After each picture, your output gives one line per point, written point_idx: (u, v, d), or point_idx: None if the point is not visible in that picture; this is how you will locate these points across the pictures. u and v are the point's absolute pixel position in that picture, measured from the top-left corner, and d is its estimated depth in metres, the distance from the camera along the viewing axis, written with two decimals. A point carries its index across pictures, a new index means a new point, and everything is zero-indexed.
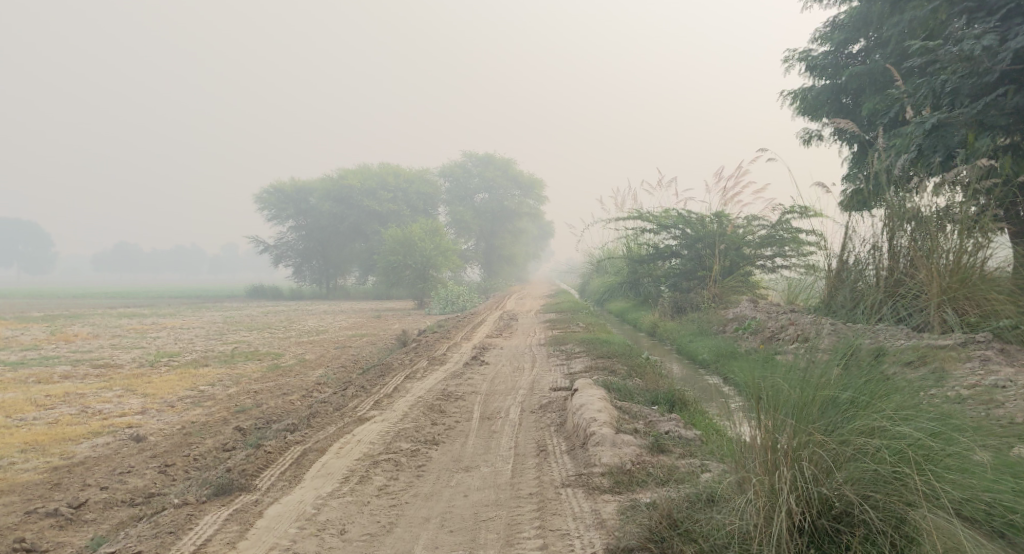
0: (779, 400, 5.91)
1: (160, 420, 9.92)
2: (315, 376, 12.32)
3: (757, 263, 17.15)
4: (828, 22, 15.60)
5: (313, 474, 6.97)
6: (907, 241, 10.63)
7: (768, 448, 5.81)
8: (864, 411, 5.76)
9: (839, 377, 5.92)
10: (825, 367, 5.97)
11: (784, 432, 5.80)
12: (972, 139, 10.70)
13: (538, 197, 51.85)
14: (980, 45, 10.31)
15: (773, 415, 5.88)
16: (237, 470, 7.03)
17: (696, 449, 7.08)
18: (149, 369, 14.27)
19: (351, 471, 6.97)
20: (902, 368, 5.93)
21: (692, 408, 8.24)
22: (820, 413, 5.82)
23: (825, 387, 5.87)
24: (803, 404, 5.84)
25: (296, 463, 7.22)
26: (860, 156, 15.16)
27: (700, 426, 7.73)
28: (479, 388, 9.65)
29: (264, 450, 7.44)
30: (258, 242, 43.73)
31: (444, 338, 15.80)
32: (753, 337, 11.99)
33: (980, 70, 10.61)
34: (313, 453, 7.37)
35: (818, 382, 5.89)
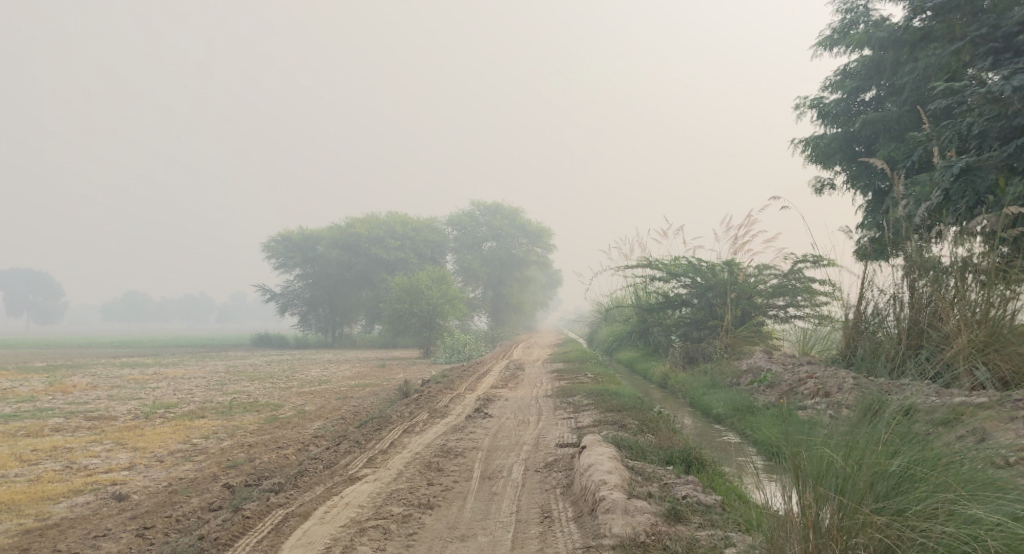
0: (821, 469, 5.66)
1: (146, 477, 9.41)
2: (313, 428, 11.80)
3: (769, 313, 16.67)
4: (839, 70, 15.39)
5: (291, 544, 6.42)
6: (927, 291, 10.25)
7: (811, 527, 5.57)
8: (923, 486, 5.54)
9: (891, 446, 5.69)
10: (872, 431, 5.74)
11: (827, 508, 5.58)
12: (1004, 182, 10.30)
13: (546, 245, 51.62)
14: (1009, 85, 10.05)
15: (816, 488, 5.62)
16: (209, 539, 6.51)
17: (718, 519, 6.53)
18: (143, 421, 13.77)
19: (334, 541, 6.42)
20: (937, 429, 5.75)
21: (711, 471, 7.68)
22: (871, 486, 5.57)
23: (872, 454, 5.63)
24: (849, 475, 5.59)
25: (275, 529, 6.70)
26: (876, 204, 14.74)
27: (721, 492, 7.18)
28: (481, 443, 9.12)
29: (241, 515, 6.91)
30: (265, 290, 43.40)
31: (447, 388, 15.28)
32: (768, 391, 11.43)
33: (1009, 112, 10.34)
34: (294, 519, 6.83)
35: (864, 448, 5.65)
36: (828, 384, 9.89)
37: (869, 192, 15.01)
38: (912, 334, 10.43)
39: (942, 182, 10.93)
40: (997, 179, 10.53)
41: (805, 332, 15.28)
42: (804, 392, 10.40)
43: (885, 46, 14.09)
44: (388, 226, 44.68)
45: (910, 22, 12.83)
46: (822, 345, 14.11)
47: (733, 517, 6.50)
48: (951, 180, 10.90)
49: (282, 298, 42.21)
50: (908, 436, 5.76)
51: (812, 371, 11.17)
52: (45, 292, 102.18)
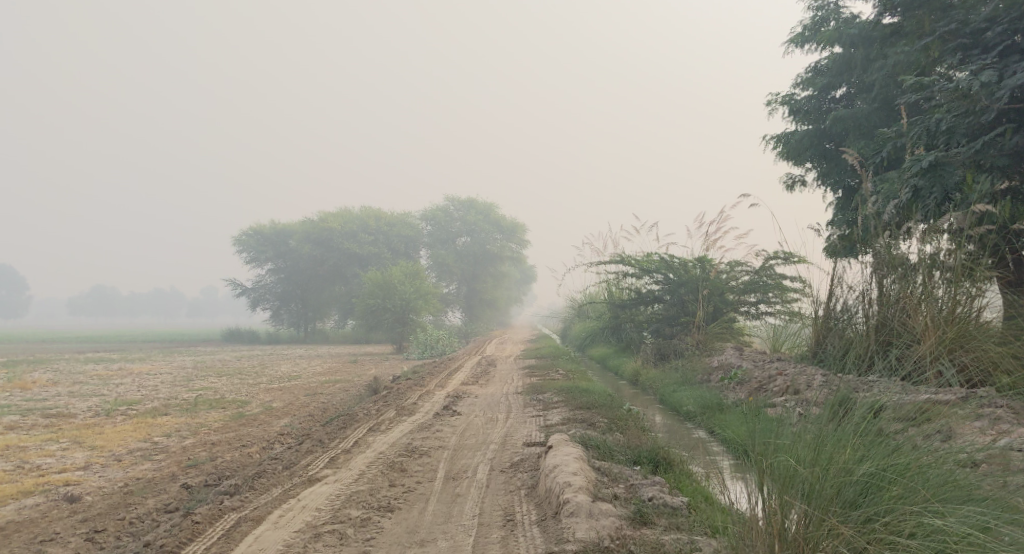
0: (788, 475, 5.61)
1: (101, 477, 9.13)
2: (279, 426, 11.55)
3: (741, 309, 16.73)
4: (810, 67, 15.40)
5: (241, 551, 6.22)
6: (890, 289, 10.29)
7: (777, 535, 5.53)
8: (891, 492, 5.46)
9: (859, 450, 5.62)
10: (841, 434, 5.68)
11: (793, 514, 5.54)
12: (971, 178, 10.25)
13: (521, 241, 51.56)
14: (978, 81, 10.01)
15: (782, 495, 5.57)
16: (156, 546, 6.30)
17: (684, 522, 6.43)
18: (104, 418, 13.42)
19: (287, 547, 6.22)
20: (903, 428, 5.71)
21: (679, 471, 7.56)
22: (837, 491, 5.51)
23: (840, 459, 5.57)
24: (816, 481, 5.53)
25: (226, 535, 6.48)
26: (846, 201, 14.77)
27: (688, 493, 7.08)
28: (447, 442, 8.95)
29: (191, 521, 6.70)
30: (234, 284, 42.82)
31: (416, 385, 15.09)
32: (738, 388, 11.38)
33: (977, 109, 10.34)
34: (247, 524, 6.62)
35: (832, 451, 5.60)
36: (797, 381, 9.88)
37: (839, 188, 15.02)
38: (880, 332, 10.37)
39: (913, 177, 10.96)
40: (964, 175, 10.51)
41: (776, 328, 15.36)
42: (773, 389, 10.36)
43: (856, 43, 14.08)
44: (361, 221, 44.34)
45: (881, 18, 12.82)
46: (792, 342, 14.18)
47: (699, 520, 6.40)
48: (921, 176, 10.86)
49: (253, 292, 41.72)
50: (879, 438, 5.68)
51: (782, 368, 11.13)
52: (11, 287, 100.24)
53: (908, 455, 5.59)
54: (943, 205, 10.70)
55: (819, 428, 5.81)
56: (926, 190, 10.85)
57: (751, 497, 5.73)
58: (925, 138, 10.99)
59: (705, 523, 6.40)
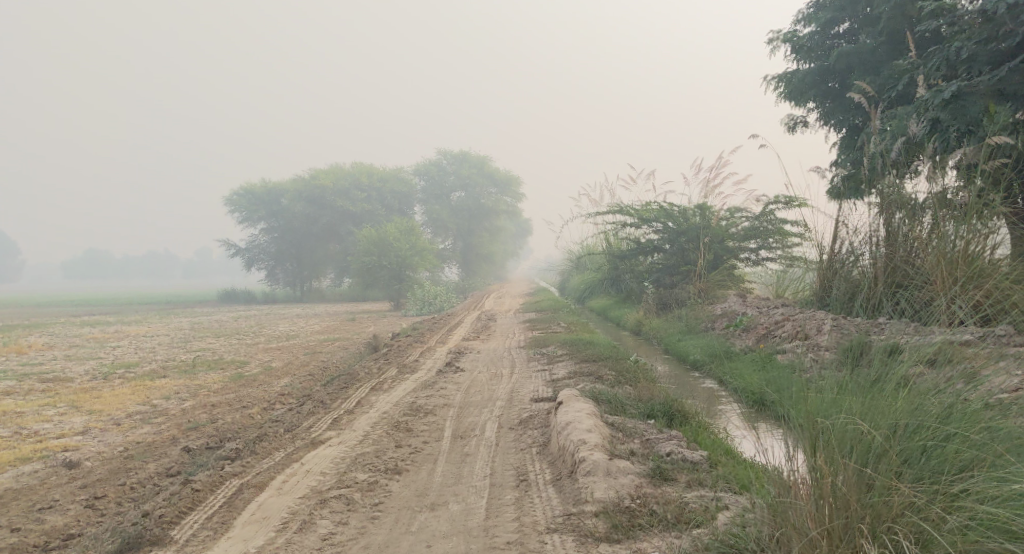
0: (838, 436, 5.29)
1: (100, 442, 8.93)
2: (280, 386, 11.34)
3: (742, 256, 16.50)
4: (813, 2, 14.88)
5: (244, 520, 6.04)
6: (902, 229, 10.12)
7: (827, 497, 5.13)
8: (947, 445, 5.25)
9: (907, 402, 5.38)
10: (888, 387, 5.46)
11: (843, 475, 5.15)
12: (993, 108, 9.85)
13: (515, 194, 51.10)
14: (1005, 3, 9.63)
15: (831, 454, 5.22)
16: (154, 516, 6.11)
17: (706, 478, 6.28)
18: (100, 382, 13.21)
19: (292, 515, 6.04)
20: (924, 369, 5.57)
21: (694, 424, 7.38)
22: (892, 448, 5.22)
23: (892, 413, 5.33)
24: (871, 441, 5.23)
25: (227, 503, 6.31)
26: (850, 141, 14.45)
27: (706, 446, 6.90)
28: (452, 400, 8.75)
29: (190, 489, 6.52)
30: (228, 245, 42.37)
31: (416, 341, 14.87)
32: (745, 335, 11.18)
33: (1001, 34, 9.94)
34: (248, 492, 6.43)
35: (883, 407, 5.37)
36: (806, 325, 9.72)
37: (843, 128, 14.67)
38: (890, 273, 10.24)
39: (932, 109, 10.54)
40: (986, 106, 10.11)
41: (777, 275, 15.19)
42: (782, 334, 10.15)
43: None
44: (355, 176, 43.70)
45: None
46: (795, 287, 14.06)
47: (723, 477, 6.25)
48: (940, 109, 10.46)
49: (248, 252, 41.32)
50: (928, 392, 5.44)
51: (789, 313, 10.88)
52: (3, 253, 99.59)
53: (962, 409, 5.38)
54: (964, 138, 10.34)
55: (860, 388, 5.56)
56: (946, 123, 10.45)
57: (793, 455, 5.36)
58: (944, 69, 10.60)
59: (729, 478, 6.26)
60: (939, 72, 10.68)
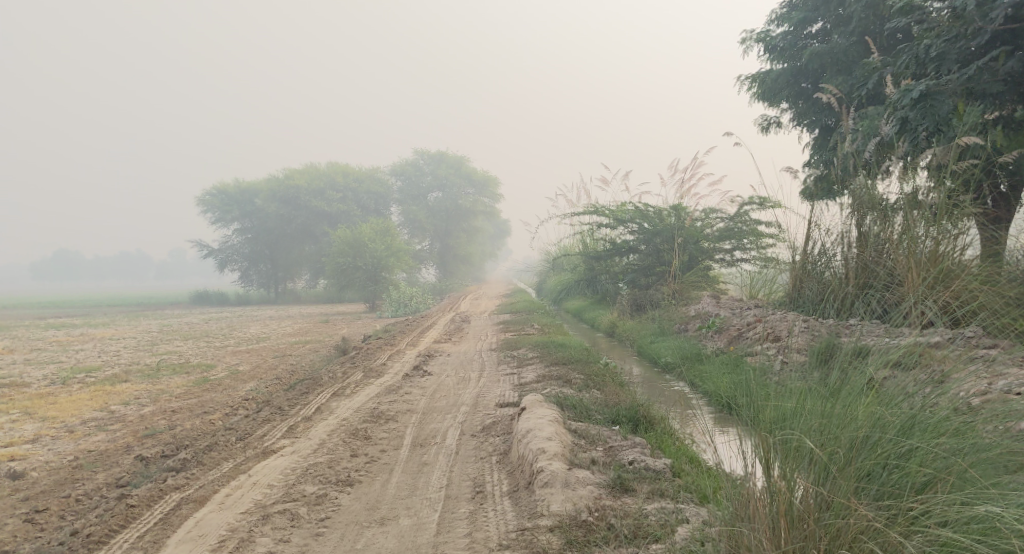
0: (795, 450, 5.15)
1: (50, 450, 8.60)
2: (244, 391, 11.02)
3: (716, 257, 16.40)
4: (785, 2, 14.78)
5: (179, 538, 5.77)
6: (874, 231, 10.01)
7: (782, 516, 5.00)
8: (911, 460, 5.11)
9: (868, 414, 5.23)
10: (851, 396, 5.34)
11: (800, 492, 5.04)
12: (961, 107, 9.70)
13: (492, 195, 50.88)
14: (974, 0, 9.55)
15: (787, 470, 5.09)
16: (85, 535, 5.82)
17: (669, 488, 6.11)
18: (60, 387, 12.82)
19: (230, 533, 5.77)
20: (894, 373, 5.49)
21: (660, 431, 7.19)
22: (850, 463, 5.07)
23: (853, 426, 5.18)
24: (829, 456, 5.09)
25: (164, 520, 6.03)
26: (822, 141, 14.38)
27: (672, 454, 6.74)
28: (416, 405, 8.49)
29: (126, 505, 6.24)
30: (201, 245, 41.79)
31: (386, 344, 14.59)
32: (717, 336, 11.02)
33: (970, 32, 9.86)
34: (188, 507, 6.16)
35: (843, 417, 5.23)
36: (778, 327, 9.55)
37: (815, 128, 14.58)
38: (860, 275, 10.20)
39: (902, 108, 10.41)
40: (955, 105, 9.95)
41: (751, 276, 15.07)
42: (754, 336, 9.98)
43: None
44: (329, 177, 43.19)
45: None
46: (768, 288, 13.99)
47: (685, 486, 6.10)
48: (911, 107, 10.35)
49: (220, 254, 40.69)
50: (893, 400, 5.34)
51: (761, 314, 10.75)
52: None
53: (928, 419, 5.25)
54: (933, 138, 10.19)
55: (823, 396, 5.44)
56: (915, 122, 10.30)
57: (750, 470, 5.22)
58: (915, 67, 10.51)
59: (690, 489, 6.10)
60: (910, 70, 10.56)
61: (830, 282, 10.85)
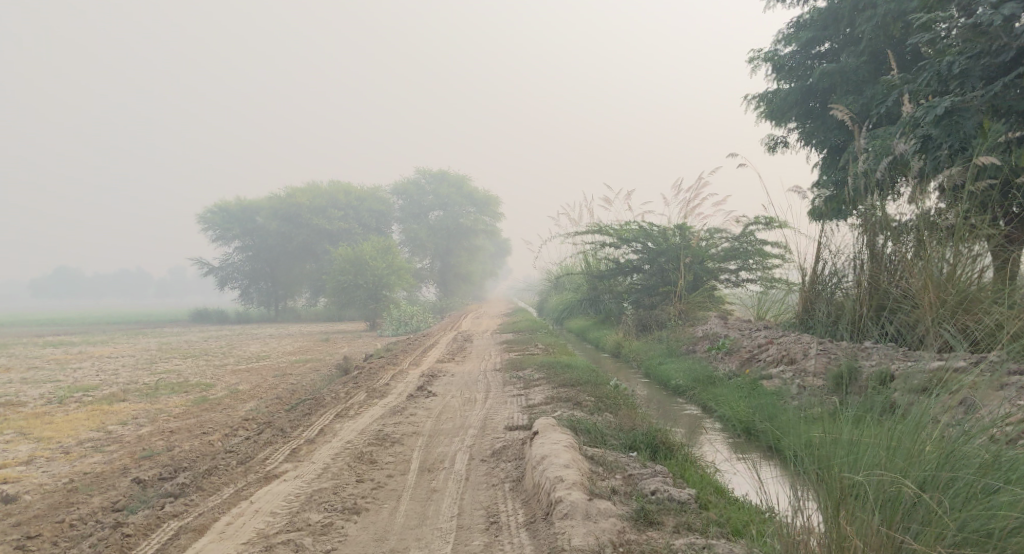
0: (862, 489, 5.13)
1: (45, 473, 8.36)
2: (243, 411, 10.78)
3: (721, 277, 16.21)
4: (793, 22, 14.69)
5: None
6: (890, 252, 9.76)
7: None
8: (988, 501, 5.02)
9: (938, 449, 5.13)
10: (916, 427, 5.21)
11: (866, 536, 5.02)
12: (988, 124, 9.57)
13: (493, 214, 50.81)
14: (1000, 16, 9.40)
15: (851, 513, 5.08)
16: None
17: (695, 521, 5.88)
18: (56, 406, 12.57)
19: None
20: (939, 408, 5.25)
21: (681, 457, 6.98)
22: (922, 502, 5.03)
23: (923, 463, 5.10)
24: (899, 495, 5.06)
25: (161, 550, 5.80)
26: (832, 161, 14.23)
27: (695, 484, 6.51)
28: (421, 428, 8.26)
29: (121, 534, 6.01)
30: (201, 263, 41.61)
31: (388, 363, 14.36)
32: (727, 358, 10.79)
33: (994, 48, 9.71)
34: (187, 536, 5.93)
35: (912, 450, 5.16)
36: (793, 349, 9.30)
37: (825, 148, 14.42)
38: (875, 296, 9.99)
39: (924, 125, 10.28)
40: (979, 122, 9.83)
41: (758, 297, 14.86)
42: (766, 358, 9.74)
43: None
44: (331, 195, 43.15)
45: None
46: (776, 309, 13.78)
47: (714, 520, 5.89)
48: (933, 125, 10.18)
49: (220, 272, 40.48)
50: (967, 436, 5.16)
51: (772, 336, 10.52)
52: None
53: (1005, 458, 5.14)
54: (957, 155, 10.10)
55: (888, 426, 5.33)
56: (938, 139, 10.21)
57: (806, 508, 5.24)
58: (936, 84, 10.34)
59: (721, 522, 5.90)
60: (930, 87, 10.40)
61: (842, 304, 10.63)
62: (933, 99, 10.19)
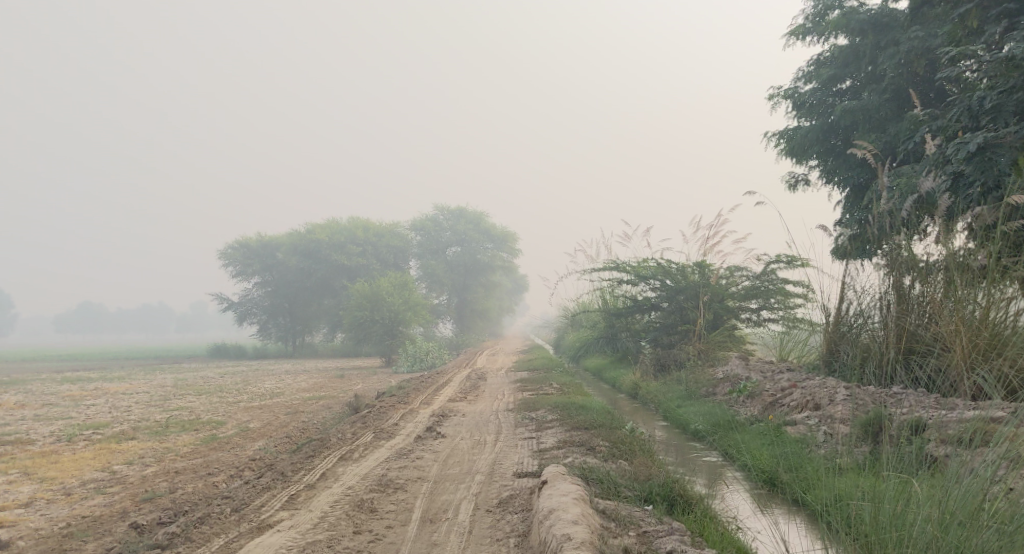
0: None
1: (43, 515, 8.13)
2: (251, 451, 10.52)
3: (742, 316, 15.82)
4: (813, 60, 14.51)
5: None
6: (918, 294, 9.41)
7: None
8: None
9: (986, 526, 5.28)
10: (967, 502, 5.31)
11: None
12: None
13: (511, 250, 50.74)
14: None
15: None
16: None
17: None
18: (65, 444, 12.38)
19: None
20: (992, 469, 5.37)
21: (699, 511, 6.64)
22: None
23: (973, 540, 5.25)
24: None
25: None
26: (855, 199, 13.89)
27: (715, 543, 6.16)
28: (427, 473, 7.94)
29: None
30: (221, 299, 41.67)
31: (400, 402, 14.08)
32: (749, 401, 10.40)
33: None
34: None
35: (963, 529, 5.27)
36: (817, 394, 8.93)
37: (847, 186, 14.09)
38: (902, 339, 9.59)
39: (955, 162, 9.98)
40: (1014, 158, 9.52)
41: (780, 337, 14.46)
42: (789, 403, 9.34)
43: (865, 30, 13.12)
44: (350, 232, 43.32)
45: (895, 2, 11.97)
46: (799, 350, 13.36)
47: None
48: (965, 162, 9.87)
49: (239, 307, 40.52)
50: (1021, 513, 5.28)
51: (796, 379, 10.12)
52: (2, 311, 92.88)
53: None
54: (990, 192, 9.80)
55: (935, 498, 5.43)
56: (971, 176, 9.87)
57: None
58: (966, 120, 10.06)
59: None
60: (960, 123, 10.12)
61: (867, 347, 10.22)
62: (965, 135, 9.89)
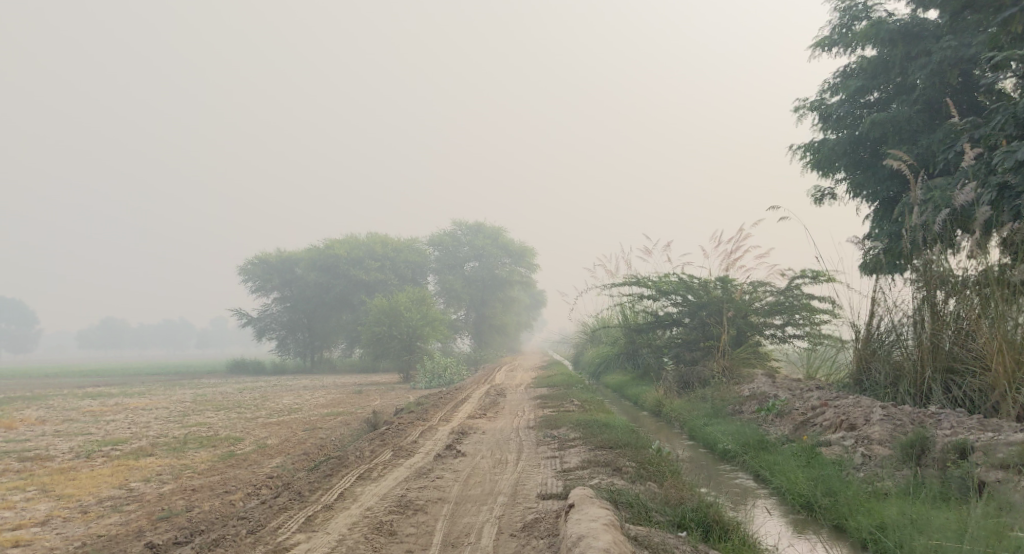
0: None
1: (59, 534, 7.99)
2: (269, 469, 10.34)
3: (766, 333, 15.50)
4: (840, 71, 14.27)
5: None
6: (953, 311, 9.11)
7: None
8: None
9: None
10: None
11: None
12: None
13: (529, 265, 50.56)
14: None
15: None
16: None
17: None
18: (82, 460, 12.25)
19: None
20: None
21: (737, 539, 6.41)
22: None
23: None
24: None
25: None
26: (884, 213, 13.58)
27: None
28: (448, 494, 7.73)
29: None
30: (240, 314, 41.71)
31: (419, 419, 13.86)
32: (778, 420, 10.11)
33: None
34: None
35: None
36: (852, 414, 8.64)
37: (875, 199, 13.78)
38: (937, 356, 9.29)
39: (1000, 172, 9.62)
40: None
41: (807, 354, 14.13)
42: (822, 422, 9.04)
43: (894, 41, 12.88)
44: (368, 247, 43.32)
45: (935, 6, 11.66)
46: (828, 367, 13.03)
47: None
48: (1009, 172, 9.53)
49: (259, 322, 40.54)
50: None
51: (827, 398, 9.81)
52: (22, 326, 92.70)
53: None
54: None
55: None
56: (1017, 186, 9.50)
57: None
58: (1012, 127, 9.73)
59: None
60: (1004, 132, 9.82)
61: (901, 364, 9.92)
62: (1011, 143, 9.56)
